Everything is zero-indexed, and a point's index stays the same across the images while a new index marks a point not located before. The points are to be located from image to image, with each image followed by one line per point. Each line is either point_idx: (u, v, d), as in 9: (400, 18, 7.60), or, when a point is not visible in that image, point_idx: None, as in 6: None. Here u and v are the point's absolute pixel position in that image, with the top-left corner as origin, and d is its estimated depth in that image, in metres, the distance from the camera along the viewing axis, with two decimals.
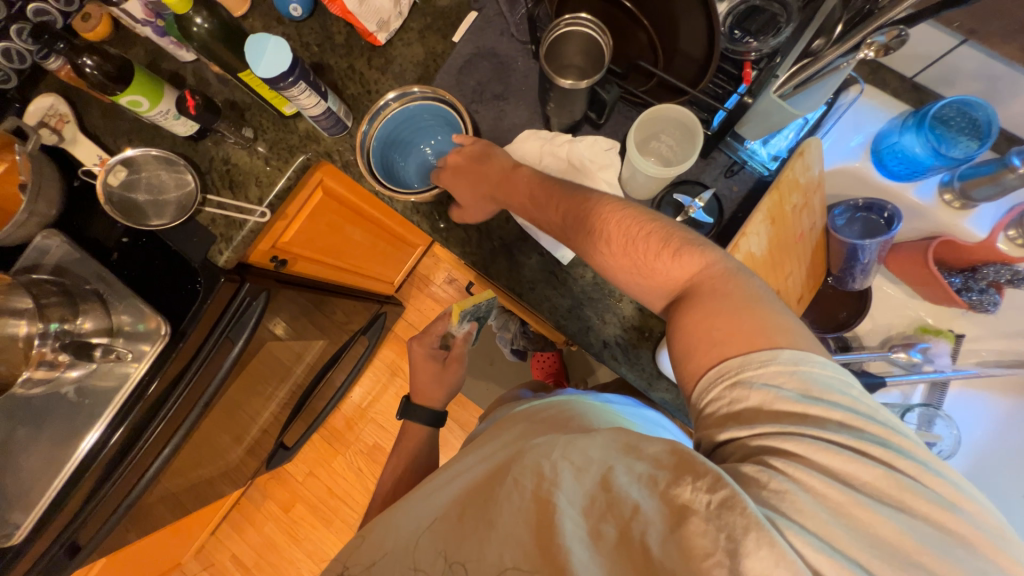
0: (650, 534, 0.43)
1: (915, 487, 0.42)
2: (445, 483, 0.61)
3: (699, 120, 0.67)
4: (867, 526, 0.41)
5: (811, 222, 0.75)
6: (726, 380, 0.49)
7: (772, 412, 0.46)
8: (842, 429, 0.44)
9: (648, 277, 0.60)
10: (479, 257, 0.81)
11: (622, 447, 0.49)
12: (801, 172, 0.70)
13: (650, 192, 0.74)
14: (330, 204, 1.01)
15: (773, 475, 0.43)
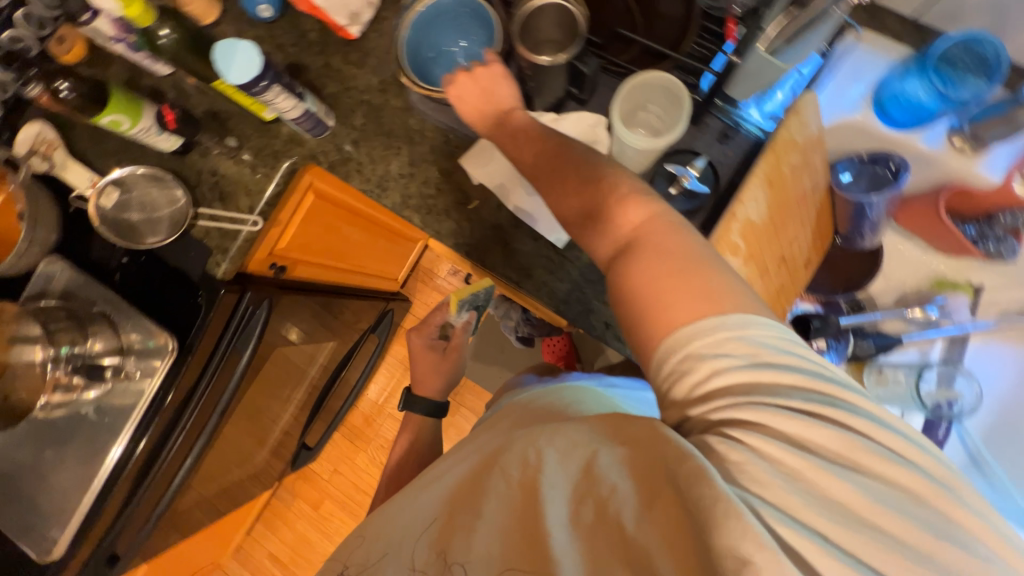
0: (626, 511, 0.42)
1: (869, 445, 0.41)
2: (438, 474, 0.60)
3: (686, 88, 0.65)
4: (823, 490, 0.39)
5: (812, 182, 0.72)
6: (678, 353, 0.45)
7: (725, 380, 0.43)
8: (796, 393, 0.42)
9: (612, 228, 0.53)
10: (473, 247, 0.79)
11: (608, 430, 0.48)
12: (798, 131, 0.67)
13: (642, 167, 0.71)
14: (323, 206, 1.02)
15: (729, 448, 0.41)
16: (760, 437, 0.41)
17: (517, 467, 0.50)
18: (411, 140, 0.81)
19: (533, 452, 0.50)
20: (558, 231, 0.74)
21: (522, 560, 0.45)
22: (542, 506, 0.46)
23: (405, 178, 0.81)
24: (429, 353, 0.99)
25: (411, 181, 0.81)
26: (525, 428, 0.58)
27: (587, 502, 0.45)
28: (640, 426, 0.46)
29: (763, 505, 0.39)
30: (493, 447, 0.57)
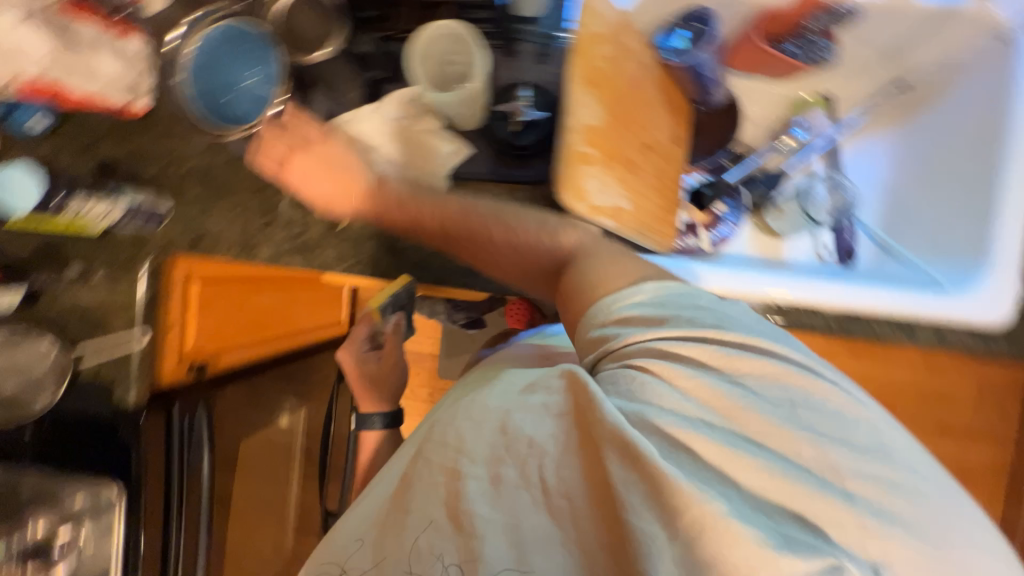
0: (540, 464, 0.47)
1: (748, 352, 0.48)
2: (377, 482, 0.63)
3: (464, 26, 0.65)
4: (710, 395, 0.46)
5: (641, 64, 0.71)
6: (602, 314, 0.52)
7: (629, 323, 0.51)
8: (689, 321, 0.50)
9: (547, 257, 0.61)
10: (363, 264, 0.76)
11: (520, 392, 0.54)
12: (595, 23, 0.63)
13: (477, 116, 0.69)
14: (221, 289, 0.98)
15: (634, 378, 0.47)
16: (664, 364, 0.47)
17: (445, 453, 0.53)
18: (255, 189, 0.76)
19: (457, 436, 0.53)
20: None
21: (457, 537, 0.47)
22: (464, 484, 0.49)
23: (265, 229, 0.76)
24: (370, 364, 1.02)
25: (273, 227, 0.76)
26: (450, 409, 0.61)
27: (507, 461, 0.48)
28: (551, 383, 0.52)
29: (660, 415, 0.46)
30: (426, 434, 0.60)
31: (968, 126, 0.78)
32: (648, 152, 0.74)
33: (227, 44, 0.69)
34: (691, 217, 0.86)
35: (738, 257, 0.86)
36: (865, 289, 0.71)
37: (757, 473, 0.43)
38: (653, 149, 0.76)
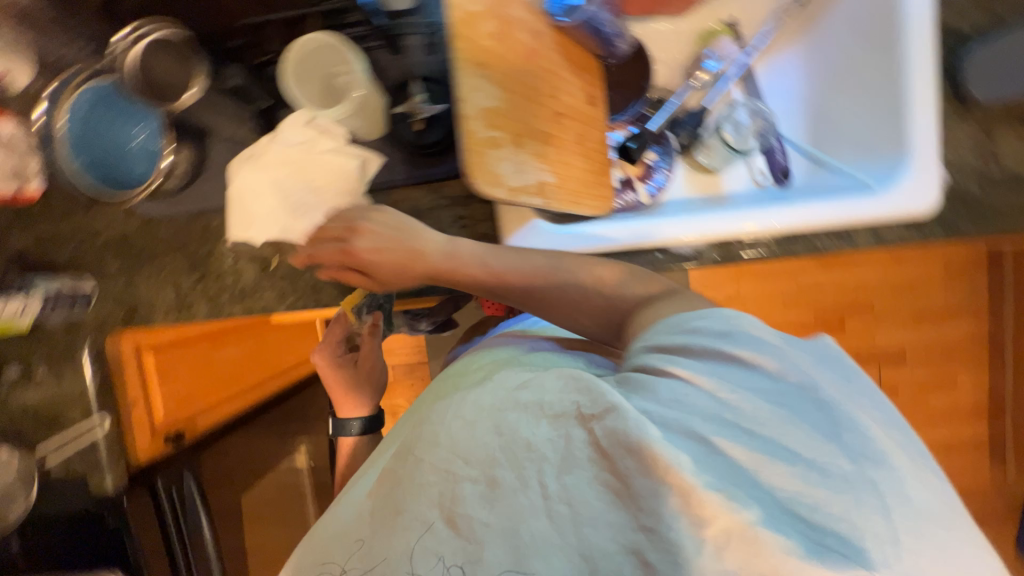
0: (540, 471, 0.44)
1: (817, 378, 0.43)
2: (367, 479, 0.61)
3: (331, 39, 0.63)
4: (758, 409, 0.41)
5: (531, 32, 0.68)
6: (666, 331, 0.50)
7: (692, 340, 0.47)
8: (764, 343, 0.45)
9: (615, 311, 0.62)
10: (303, 299, 0.73)
11: (516, 389, 0.51)
12: (470, 1, 0.59)
13: (376, 123, 0.66)
14: (176, 351, 0.94)
15: (678, 386, 0.43)
16: (705, 367, 0.44)
17: (436, 456, 0.50)
18: (176, 247, 0.73)
19: (450, 438, 0.50)
20: None
21: (450, 542, 0.45)
22: (456, 489, 0.47)
23: (197, 286, 0.73)
24: (345, 368, 0.97)
25: (204, 281, 0.73)
26: (438, 408, 0.58)
27: (504, 464, 0.45)
28: (551, 381, 0.49)
29: (700, 424, 0.41)
30: (413, 436, 0.57)
31: (862, 22, 0.73)
32: (562, 121, 0.73)
33: (101, 113, 0.65)
34: (625, 172, 0.86)
35: (677, 202, 0.86)
36: (789, 208, 0.69)
37: (777, 470, 0.39)
38: (566, 117, 0.74)
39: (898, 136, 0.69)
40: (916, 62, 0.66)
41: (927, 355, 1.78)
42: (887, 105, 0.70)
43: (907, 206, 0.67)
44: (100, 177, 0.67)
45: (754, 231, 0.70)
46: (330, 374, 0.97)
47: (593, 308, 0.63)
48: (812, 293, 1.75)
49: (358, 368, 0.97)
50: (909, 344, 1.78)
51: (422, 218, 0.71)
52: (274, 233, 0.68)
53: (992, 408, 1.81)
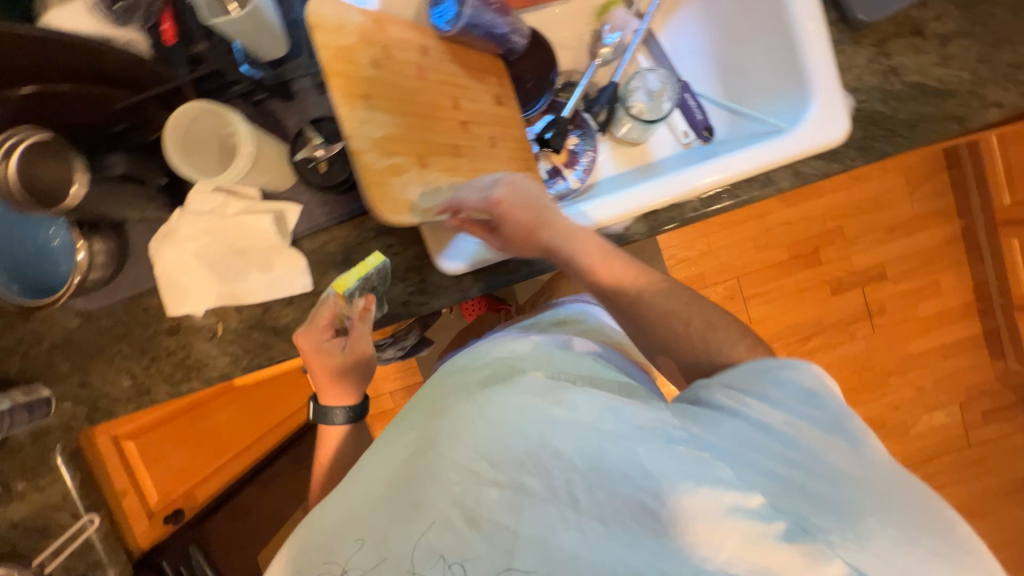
0: (573, 485, 0.49)
1: (857, 454, 0.48)
2: (366, 466, 0.59)
3: (195, 107, 0.53)
4: (805, 459, 0.47)
5: (417, 51, 0.68)
6: (748, 371, 0.53)
7: (755, 384, 0.52)
8: (820, 410, 0.50)
9: (704, 359, 0.60)
10: (256, 358, 0.73)
11: (550, 401, 0.54)
12: (343, 35, 0.58)
13: (281, 173, 0.65)
14: (156, 432, 0.94)
15: (734, 424, 0.50)
16: (770, 409, 0.50)
17: (461, 454, 0.52)
18: (121, 334, 0.73)
19: (480, 439, 0.52)
20: (298, 278, 0.69)
21: (466, 539, 0.48)
22: (481, 492, 0.50)
23: (150, 368, 0.73)
24: (328, 358, 0.69)
25: (157, 362, 0.73)
26: (457, 403, 0.58)
27: (533, 475, 0.50)
28: (589, 401, 0.54)
29: (746, 456, 0.48)
30: (429, 429, 0.58)
31: None
32: (471, 129, 0.73)
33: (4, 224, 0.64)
34: (551, 162, 0.85)
35: (609, 181, 0.86)
36: (720, 161, 0.68)
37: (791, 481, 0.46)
38: (475, 123, 0.74)
39: (797, 74, 0.69)
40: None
41: (908, 266, 1.78)
42: (782, 46, 0.70)
43: (821, 140, 0.67)
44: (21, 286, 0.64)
45: (682, 192, 0.67)
46: (312, 362, 0.68)
47: (686, 358, 0.61)
48: (782, 230, 1.75)
49: (347, 357, 0.69)
50: (888, 260, 1.78)
51: (353, 255, 0.71)
52: (213, 300, 0.68)
53: (981, 305, 1.81)
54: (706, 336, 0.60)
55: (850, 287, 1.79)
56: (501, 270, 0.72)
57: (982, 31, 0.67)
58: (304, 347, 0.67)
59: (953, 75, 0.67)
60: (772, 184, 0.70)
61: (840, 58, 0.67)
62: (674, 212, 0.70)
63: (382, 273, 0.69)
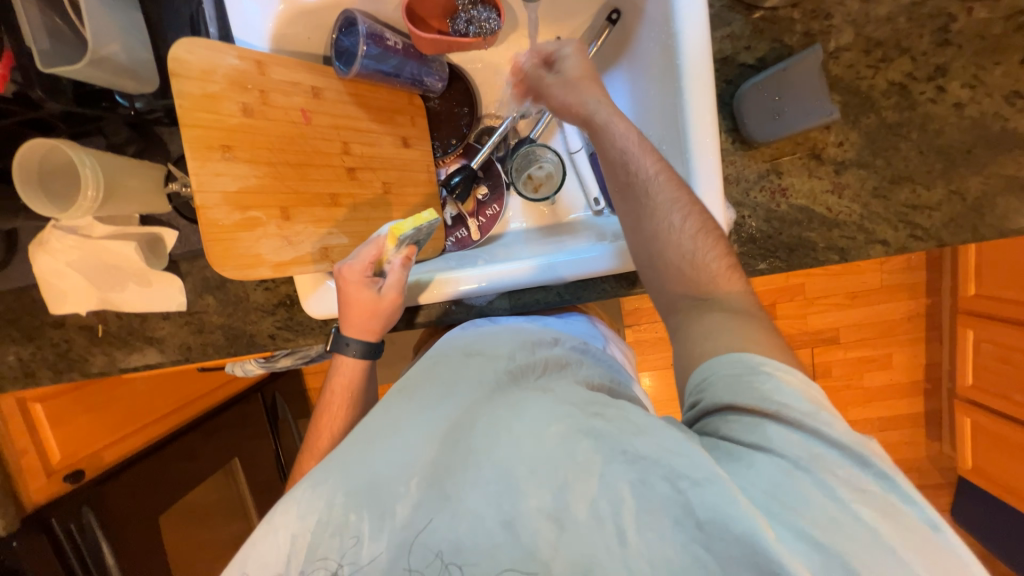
0: (624, 511, 0.39)
1: (903, 508, 0.38)
2: (380, 429, 0.50)
3: (32, 147, 0.56)
4: (868, 506, 0.38)
5: (302, 92, 0.66)
6: (735, 377, 0.45)
7: (806, 395, 0.43)
8: (854, 439, 0.41)
9: (687, 263, 0.55)
10: (134, 361, 0.77)
11: (586, 410, 0.46)
12: (207, 82, 0.58)
13: (155, 203, 0.67)
14: (66, 398, 1.02)
15: (767, 431, 0.42)
16: (797, 438, 0.41)
17: (501, 450, 0.44)
18: (10, 320, 0.76)
19: (518, 446, 0.44)
20: (172, 297, 0.72)
21: (491, 545, 0.40)
22: (518, 498, 0.42)
23: (35, 354, 0.77)
24: (361, 297, 0.64)
25: (41, 350, 0.77)
26: (501, 398, 0.50)
27: (576, 497, 0.41)
28: (646, 417, 0.45)
29: (812, 488, 0.39)
30: (467, 416, 0.49)
31: (656, 52, 0.69)
32: (359, 176, 0.72)
33: None
34: (458, 209, 0.84)
35: (513, 237, 0.86)
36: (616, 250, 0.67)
37: (840, 534, 0.37)
38: (366, 169, 0.72)
39: (683, 173, 0.65)
40: (693, 96, 0.62)
41: (864, 335, 1.69)
42: (674, 140, 0.67)
43: None
44: None
45: (562, 277, 0.69)
46: (348, 295, 0.64)
47: (672, 252, 0.55)
48: None
49: (380, 298, 0.65)
50: (847, 325, 1.69)
51: (227, 282, 0.73)
52: (91, 305, 0.70)
53: (929, 386, 1.75)
54: (697, 240, 0.55)
55: (801, 345, 1.71)
56: None
57: (883, 164, 0.64)
58: (345, 281, 0.64)
59: (843, 206, 0.65)
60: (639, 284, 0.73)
61: (728, 169, 0.66)
62: (539, 295, 0.75)
63: (430, 229, 0.68)
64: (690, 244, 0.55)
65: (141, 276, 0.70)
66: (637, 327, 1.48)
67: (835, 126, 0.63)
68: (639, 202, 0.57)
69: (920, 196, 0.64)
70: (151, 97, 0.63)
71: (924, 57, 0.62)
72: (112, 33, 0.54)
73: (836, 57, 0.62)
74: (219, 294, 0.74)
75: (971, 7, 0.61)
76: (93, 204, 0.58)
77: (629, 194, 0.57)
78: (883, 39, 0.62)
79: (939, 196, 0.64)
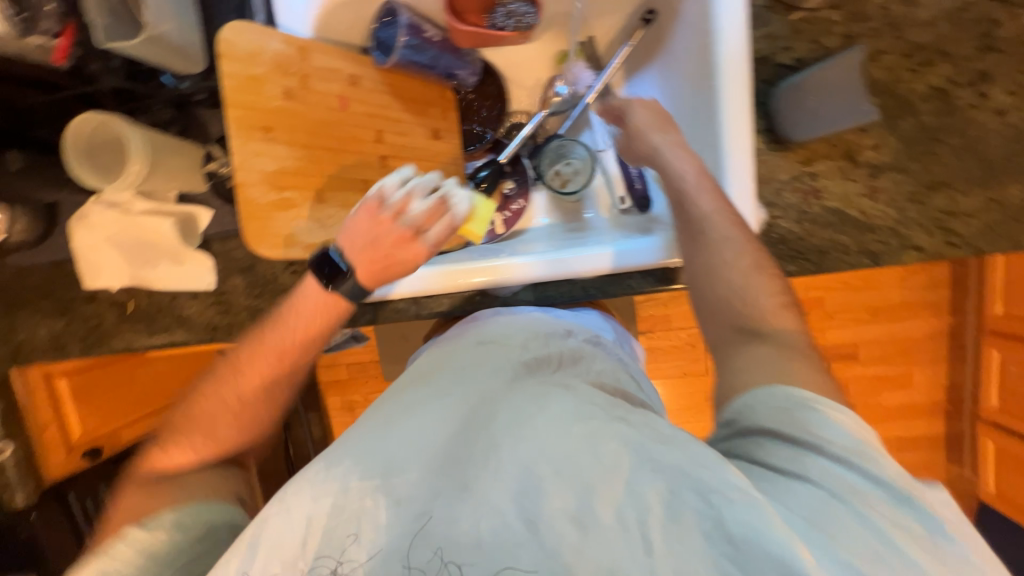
0: (650, 520, 0.38)
1: (953, 552, 0.37)
2: (401, 416, 0.48)
3: (86, 117, 0.59)
4: (915, 548, 0.37)
5: (342, 79, 0.68)
6: (778, 405, 0.44)
7: (864, 432, 0.41)
8: (905, 480, 0.39)
9: (738, 299, 0.55)
10: (161, 338, 0.78)
11: (611, 414, 0.45)
12: (253, 64, 0.60)
13: (193, 181, 0.69)
14: (91, 374, 0.98)
15: (813, 463, 0.41)
16: (839, 472, 0.40)
17: (526, 448, 0.42)
18: (45, 293, 0.78)
19: (546, 444, 0.42)
20: (201, 277, 0.73)
21: (513, 542, 0.38)
22: (540, 498, 0.40)
23: (66, 328, 0.79)
24: (395, 251, 0.59)
25: (72, 324, 0.79)
26: (518, 393, 0.48)
27: (603, 502, 0.39)
28: (670, 428, 0.44)
29: (856, 523, 0.38)
30: (483, 411, 0.47)
31: (690, 54, 0.69)
32: (390, 164, 0.73)
33: None
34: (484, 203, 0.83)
35: (536, 233, 0.86)
36: (668, 241, 0.67)
37: (883, 567, 0.36)
38: (398, 158, 0.74)
39: (715, 171, 0.65)
40: (729, 95, 0.62)
41: (883, 352, 1.66)
42: (708, 138, 0.67)
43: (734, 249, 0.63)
44: None
45: (574, 271, 0.69)
46: (393, 246, 0.58)
47: (722, 289, 0.56)
48: None
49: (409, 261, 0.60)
50: (867, 342, 1.65)
51: (257, 264, 0.74)
52: (125, 281, 0.71)
53: (950, 408, 1.70)
54: (749, 275, 0.55)
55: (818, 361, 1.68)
56: (391, 306, 0.75)
57: (920, 169, 0.63)
58: (395, 232, 0.58)
59: (877, 210, 0.64)
60: (666, 283, 0.73)
61: (761, 168, 0.65)
62: (564, 288, 0.75)
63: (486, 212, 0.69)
64: (740, 280, 0.55)
65: (174, 254, 0.72)
66: (650, 335, 1.43)
67: (872, 129, 0.63)
68: (693, 234, 0.58)
69: (957, 203, 0.63)
70: (197, 78, 0.66)
71: (966, 62, 0.61)
72: (168, 14, 0.56)
73: (876, 60, 0.62)
74: (248, 275, 0.75)
75: (1017, 13, 0.60)
76: (138, 177, 0.62)
77: (686, 229, 0.59)
78: (925, 43, 0.61)
79: (978, 203, 0.63)
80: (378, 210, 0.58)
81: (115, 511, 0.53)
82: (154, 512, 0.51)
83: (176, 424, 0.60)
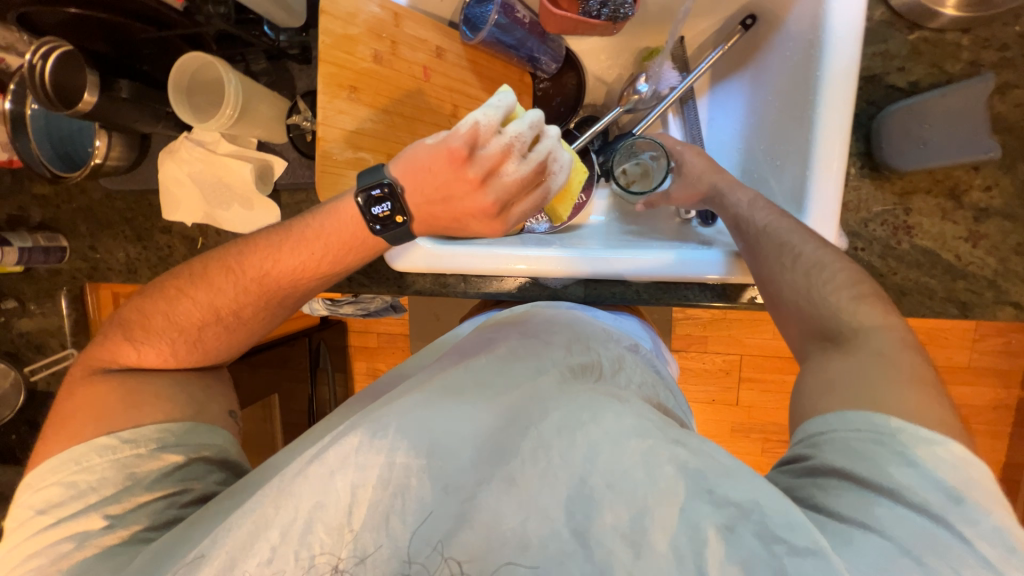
0: (706, 558, 0.36)
1: None
2: (450, 400, 0.47)
3: (189, 58, 0.63)
4: None
5: (429, 50, 0.68)
6: (859, 443, 0.41)
7: (960, 481, 0.38)
8: (1001, 541, 0.36)
9: (815, 329, 0.52)
10: None
11: (666, 437, 0.43)
12: (349, 25, 0.61)
13: (274, 131, 0.72)
14: None
15: (886, 508, 0.38)
16: (918, 523, 0.37)
17: (579, 454, 0.41)
18: (126, 218, 0.84)
19: (600, 451, 0.41)
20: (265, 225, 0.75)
21: (561, 552, 0.37)
22: (593, 513, 0.38)
23: (141, 254, 0.84)
24: (446, 183, 0.57)
25: (146, 251, 0.84)
26: (567, 394, 0.47)
27: (660, 531, 0.37)
28: (730, 459, 0.42)
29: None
30: (529, 407, 0.46)
31: (788, 63, 0.65)
32: None
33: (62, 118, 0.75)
34: None
35: (592, 230, 0.84)
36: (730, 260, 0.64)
37: None
38: None
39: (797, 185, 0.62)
40: (825, 107, 0.58)
41: None
42: (795, 152, 0.63)
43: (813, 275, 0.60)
44: (60, 161, 0.76)
45: (616, 273, 0.67)
46: (473, 203, 0.58)
47: (795, 307, 0.54)
48: None
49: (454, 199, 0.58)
50: None
51: None
52: (199, 218, 0.75)
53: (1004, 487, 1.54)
54: (833, 298, 0.52)
55: None
56: (439, 280, 0.76)
57: None
58: (479, 189, 0.57)
59: (975, 257, 0.59)
60: (722, 300, 0.70)
61: (851, 195, 0.61)
62: (616, 289, 0.74)
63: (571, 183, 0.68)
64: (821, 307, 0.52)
65: (245, 199, 0.74)
66: (684, 354, 1.38)
67: (987, 168, 0.58)
68: (775, 251, 0.56)
69: None
70: (293, 32, 0.69)
71: None
72: None
73: (1003, 94, 0.57)
74: None
75: None
76: (229, 120, 0.64)
77: (763, 245, 0.58)
78: None
79: None
80: (466, 162, 0.55)
81: (90, 404, 0.54)
82: (133, 425, 0.53)
83: (146, 326, 0.59)
